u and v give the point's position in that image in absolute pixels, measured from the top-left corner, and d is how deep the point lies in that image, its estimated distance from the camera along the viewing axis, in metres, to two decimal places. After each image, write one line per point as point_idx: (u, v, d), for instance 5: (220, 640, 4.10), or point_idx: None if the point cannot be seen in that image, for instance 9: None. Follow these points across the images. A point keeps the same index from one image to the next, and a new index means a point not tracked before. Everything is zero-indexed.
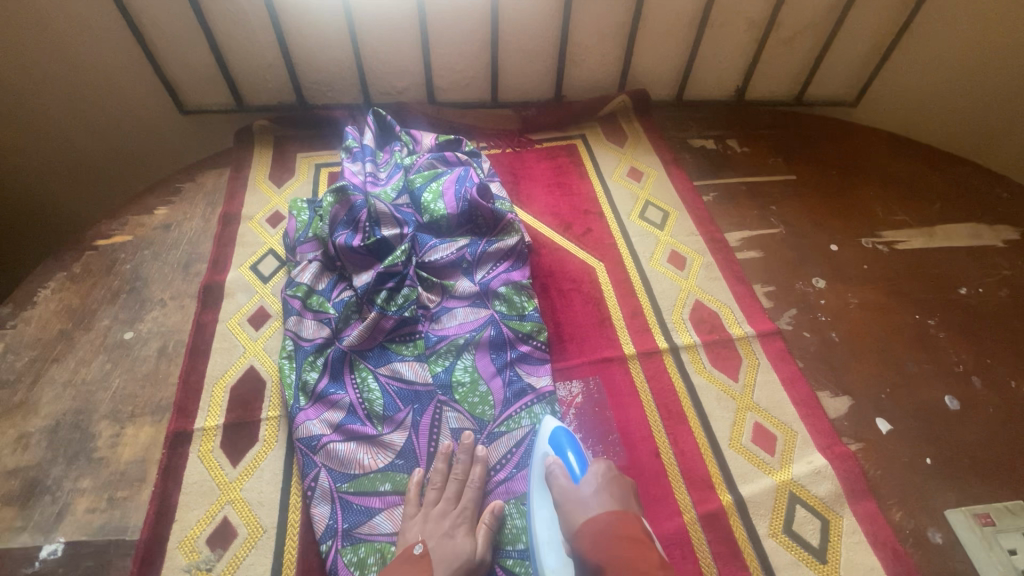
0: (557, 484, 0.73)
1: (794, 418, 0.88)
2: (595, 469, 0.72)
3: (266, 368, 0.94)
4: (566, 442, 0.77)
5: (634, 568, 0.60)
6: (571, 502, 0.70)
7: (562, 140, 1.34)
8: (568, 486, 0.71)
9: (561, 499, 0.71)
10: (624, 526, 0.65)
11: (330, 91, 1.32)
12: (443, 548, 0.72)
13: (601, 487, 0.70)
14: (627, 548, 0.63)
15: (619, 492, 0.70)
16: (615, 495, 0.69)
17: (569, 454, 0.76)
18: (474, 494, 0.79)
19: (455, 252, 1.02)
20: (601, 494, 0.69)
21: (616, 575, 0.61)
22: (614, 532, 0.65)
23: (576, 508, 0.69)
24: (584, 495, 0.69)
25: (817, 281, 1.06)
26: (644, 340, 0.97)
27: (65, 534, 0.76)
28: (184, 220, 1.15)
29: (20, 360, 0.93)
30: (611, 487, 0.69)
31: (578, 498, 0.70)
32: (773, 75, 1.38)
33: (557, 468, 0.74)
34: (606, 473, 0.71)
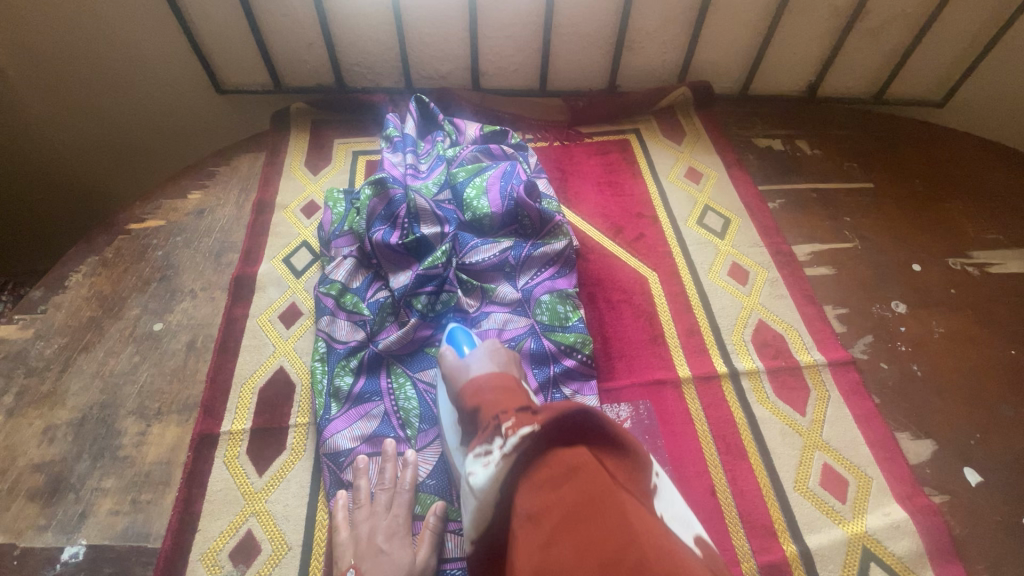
0: (447, 362, 0.77)
1: (869, 462, 0.79)
2: (483, 345, 0.76)
3: (296, 370, 0.89)
4: (462, 339, 0.81)
5: (499, 402, 0.62)
6: (456, 371, 0.74)
7: (614, 133, 1.24)
8: (455, 361, 0.75)
9: (450, 370, 0.75)
10: (500, 378, 0.67)
11: (371, 74, 1.25)
12: (378, 565, 0.68)
13: (485, 355, 0.74)
14: (500, 392, 0.64)
15: (501, 359, 0.73)
16: (496, 360, 0.73)
17: (463, 344, 0.80)
18: (408, 501, 0.75)
19: (498, 254, 0.95)
20: (484, 358, 0.73)
21: (484, 407, 0.62)
22: (490, 382, 0.66)
23: (462, 372, 0.73)
24: (468, 361, 0.74)
25: (897, 304, 0.95)
26: (701, 362, 0.89)
27: (86, 537, 0.73)
28: (217, 206, 1.10)
29: (50, 347, 0.91)
30: (494, 355, 0.73)
31: (462, 365, 0.74)
32: (852, 70, 1.25)
33: (447, 353, 0.78)
34: (490, 348, 0.75)
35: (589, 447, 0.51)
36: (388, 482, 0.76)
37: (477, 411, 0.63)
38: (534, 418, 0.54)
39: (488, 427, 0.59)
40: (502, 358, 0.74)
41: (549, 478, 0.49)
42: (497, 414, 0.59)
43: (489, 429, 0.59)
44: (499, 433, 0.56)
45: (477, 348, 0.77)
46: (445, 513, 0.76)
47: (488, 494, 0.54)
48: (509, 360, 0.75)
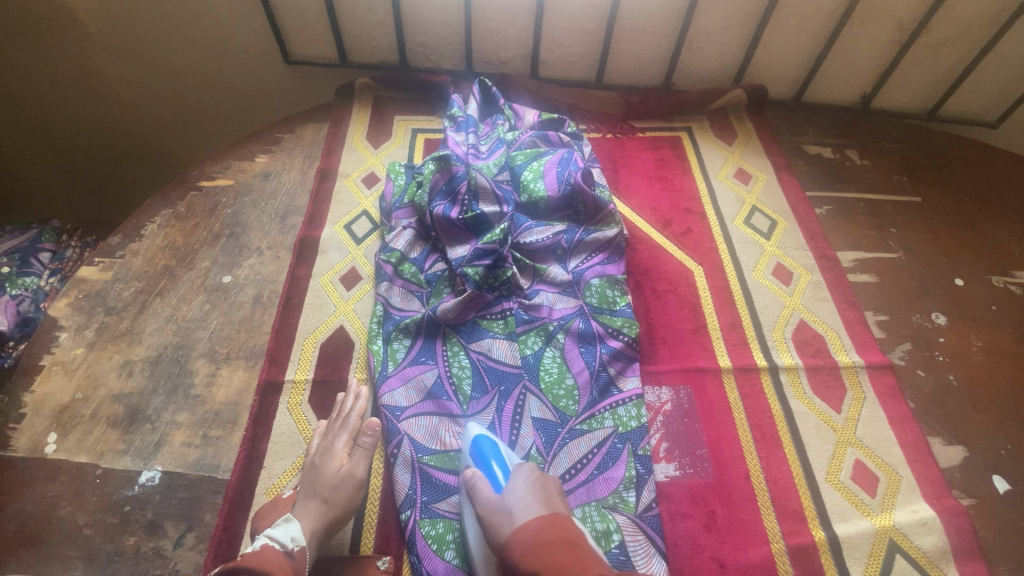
0: (480, 500, 0.67)
1: (901, 461, 0.82)
2: (519, 475, 0.69)
3: (355, 329, 0.95)
4: (489, 452, 0.74)
5: (569, 569, 0.57)
6: (498, 514, 0.65)
7: (666, 130, 1.27)
8: (493, 500, 0.67)
9: (487, 512, 0.66)
10: (552, 529, 0.62)
11: (434, 55, 1.29)
12: (309, 476, 0.76)
13: (526, 491, 0.67)
14: (558, 548, 0.60)
15: (544, 494, 0.67)
16: (540, 496, 0.67)
17: (493, 466, 0.72)
18: (351, 425, 0.81)
19: (552, 236, 1.00)
20: (526, 498, 0.66)
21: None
22: (546, 537, 0.61)
23: (504, 519, 0.65)
24: (508, 501, 0.66)
25: (937, 316, 0.98)
26: (742, 355, 0.92)
27: (161, 464, 0.79)
28: (283, 170, 1.16)
29: (128, 290, 0.97)
30: (535, 492, 0.66)
31: (501, 507, 0.66)
32: (907, 85, 1.27)
33: (478, 481, 0.70)
34: (529, 477, 0.69)
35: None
36: (338, 412, 0.83)
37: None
38: None
39: None
40: (548, 499, 0.67)
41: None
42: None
43: None
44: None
45: (512, 476, 0.70)
46: None
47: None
48: (551, 491, 0.69)
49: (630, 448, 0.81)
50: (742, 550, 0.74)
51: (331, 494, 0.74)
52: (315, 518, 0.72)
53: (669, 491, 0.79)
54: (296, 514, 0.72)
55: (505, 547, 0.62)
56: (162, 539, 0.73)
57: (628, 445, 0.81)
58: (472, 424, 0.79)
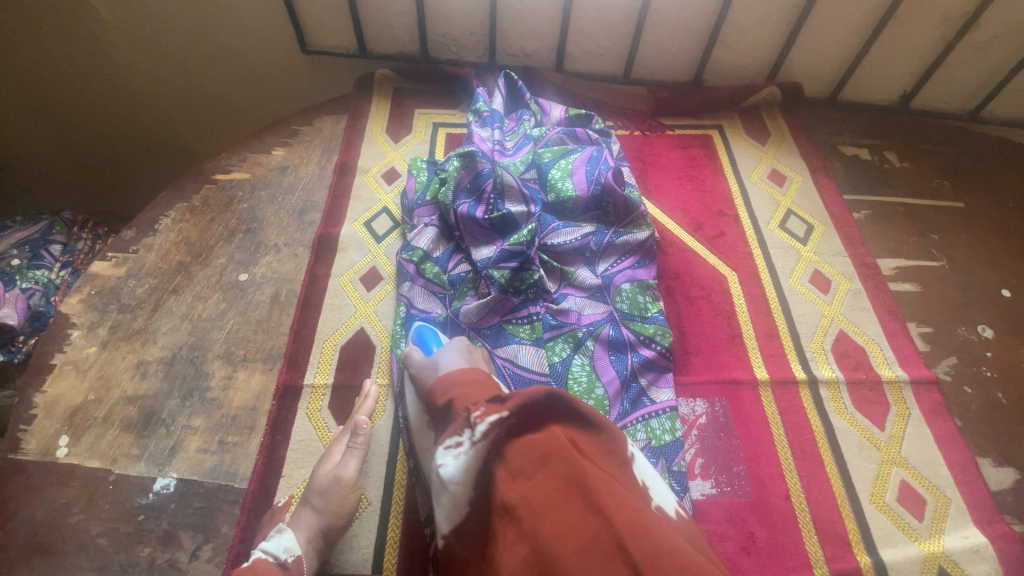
0: (413, 363, 0.76)
1: (948, 483, 0.78)
2: (450, 342, 0.77)
3: (376, 332, 0.91)
4: (429, 336, 0.84)
5: (471, 390, 0.63)
6: (427, 369, 0.73)
7: (697, 128, 1.22)
8: (423, 360, 0.75)
9: (419, 369, 0.74)
10: (468, 370, 0.68)
11: (456, 46, 1.24)
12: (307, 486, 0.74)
13: (453, 351, 0.74)
14: (468, 382, 0.65)
15: (468, 355, 0.74)
16: (466, 356, 0.74)
17: (432, 346, 0.82)
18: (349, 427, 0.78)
19: (580, 238, 0.95)
20: (452, 355, 0.73)
21: (455, 400, 0.63)
22: (460, 375, 0.67)
23: (432, 370, 0.72)
24: (437, 357, 0.73)
25: (984, 329, 0.93)
26: (779, 367, 0.88)
27: (177, 471, 0.76)
28: (300, 164, 1.12)
29: (141, 287, 0.93)
30: (460, 350, 0.74)
31: (431, 363, 0.73)
32: (951, 85, 1.21)
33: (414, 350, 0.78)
34: (459, 343, 0.76)
35: (563, 429, 0.56)
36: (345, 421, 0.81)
37: (447, 407, 0.64)
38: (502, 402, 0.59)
39: (459, 415, 0.60)
40: (470, 356, 0.75)
41: (521, 464, 0.53)
42: (468, 405, 0.60)
43: (460, 418, 0.60)
44: (469, 424, 0.58)
45: (445, 346, 0.77)
46: None
47: (461, 485, 0.57)
48: (480, 359, 0.76)
49: (664, 463, 0.77)
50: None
51: (319, 501, 0.71)
52: (310, 527, 0.69)
53: (705, 510, 0.75)
54: (289, 525, 0.70)
55: (431, 388, 0.69)
56: (178, 551, 0.70)
57: (662, 461, 0.77)
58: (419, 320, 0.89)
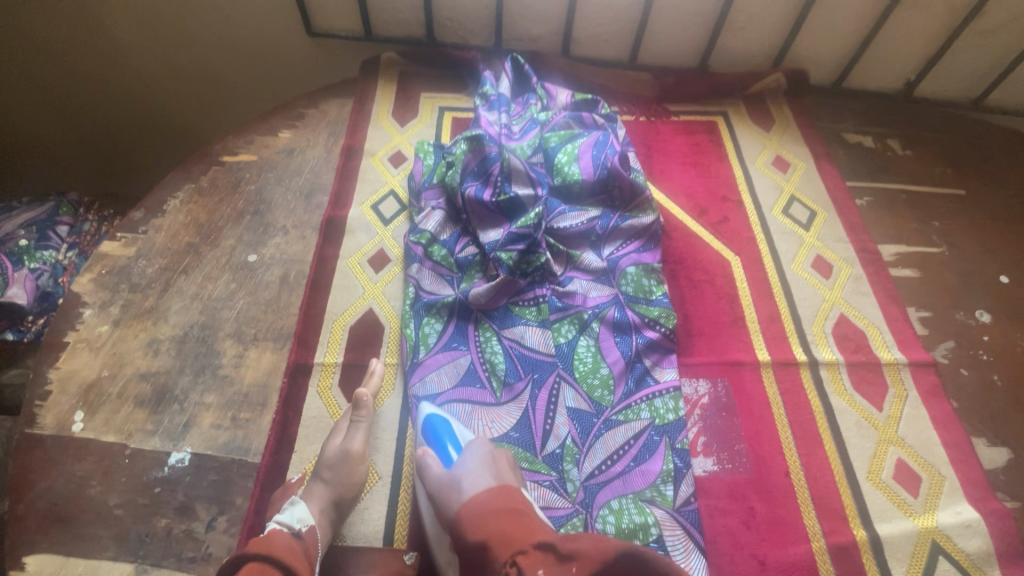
0: (432, 477, 0.69)
1: (944, 462, 0.80)
2: (471, 450, 0.69)
3: (384, 313, 0.93)
4: (443, 432, 0.74)
5: (508, 532, 0.56)
6: (449, 488, 0.66)
7: (702, 115, 1.23)
8: (443, 475, 0.68)
9: (439, 488, 0.67)
10: (500, 498, 0.62)
11: (462, 30, 1.24)
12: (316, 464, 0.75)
13: (475, 464, 0.67)
14: (501, 516, 0.59)
15: (493, 468, 0.67)
16: (489, 468, 0.67)
17: (447, 446, 0.72)
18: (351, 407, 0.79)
19: (586, 222, 0.97)
20: (475, 470, 0.66)
21: (493, 543, 0.56)
22: (493, 507, 0.60)
23: (454, 492, 0.65)
24: (458, 474, 0.67)
25: (982, 314, 0.95)
26: (781, 349, 0.90)
27: (191, 445, 0.78)
28: (307, 147, 1.12)
29: (152, 267, 0.94)
30: (485, 463, 0.67)
31: (452, 481, 0.66)
32: (954, 73, 1.22)
33: (430, 458, 0.70)
34: (482, 452, 0.69)
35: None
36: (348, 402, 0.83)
37: (478, 549, 0.56)
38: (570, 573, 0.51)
39: (502, 574, 0.51)
40: (495, 469, 0.68)
41: None
42: (512, 555, 0.52)
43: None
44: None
45: (464, 453, 0.70)
46: (530, 465, 0.77)
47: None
48: (504, 465, 0.69)
49: (667, 440, 0.79)
50: (782, 548, 0.73)
51: (330, 474, 0.73)
52: (322, 499, 0.71)
53: (707, 486, 0.77)
54: (301, 498, 0.70)
55: (456, 518, 0.62)
56: (194, 522, 0.72)
57: (665, 438, 0.79)
58: (427, 403, 0.80)
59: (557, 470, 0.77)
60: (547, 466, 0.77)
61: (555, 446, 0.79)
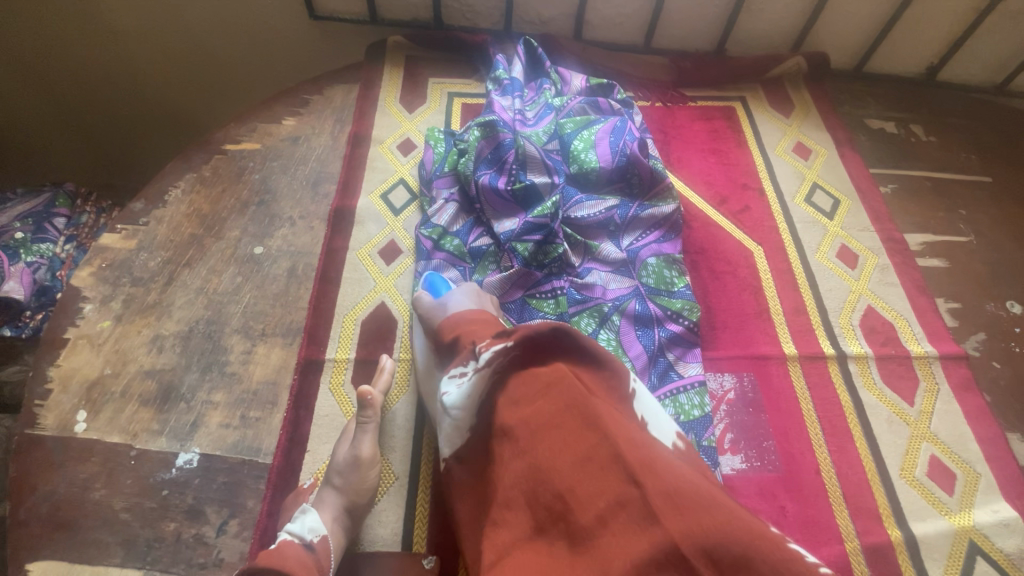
0: (423, 305, 0.77)
1: (979, 458, 0.78)
2: (460, 286, 0.77)
3: (397, 306, 0.89)
4: (439, 284, 0.83)
5: (477, 326, 0.63)
6: (435, 310, 0.74)
7: (719, 100, 1.19)
8: (431, 301, 0.76)
9: (427, 312, 0.75)
10: (477, 312, 0.69)
11: (471, 12, 1.20)
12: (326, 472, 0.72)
13: (462, 294, 0.75)
14: (477, 320, 0.66)
15: (477, 299, 0.75)
16: (473, 299, 0.74)
17: (441, 290, 0.82)
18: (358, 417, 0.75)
19: (604, 211, 0.93)
20: (460, 297, 0.74)
21: (463, 336, 0.63)
22: (467, 314, 0.68)
23: (440, 312, 0.73)
24: (445, 300, 0.74)
25: (1013, 305, 0.92)
26: (807, 342, 0.87)
27: (199, 446, 0.75)
28: (312, 135, 1.08)
29: (154, 260, 0.91)
30: (468, 295, 0.74)
31: (439, 305, 0.74)
32: (980, 56, 1.18)
33: (422, 296, 0.79)
34: (468, 288, 0.76)
35: (565, 363, 0.52)
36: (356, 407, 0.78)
37: (452, 342, 0.64)
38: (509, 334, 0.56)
39: (466, 348, 0.59)
40: (480, 299, 0.75)
41: (522, 393, 0.52)
42: (474, 339, 0.60)
43: (466, 351, 0.59)
44: (474, 354, 0.56)
45: (454, 289, 0.77)
46: None
47: (464, 410, 0.57)
48: (488, 302, 0.77)
49: (694, 438, 0.76)
50: (815, 549, 0.71)
51: (343, 482, 0.69)
52: (334, 506, 0.68)
53: (736, 485, 0.75)
54: (312, 505, 0.67)
55: (438, 327, 0.70)
56: (204, 526, 0.69)
57: (692, 436, 0.76)
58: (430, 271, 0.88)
59: None
60: None
61: None
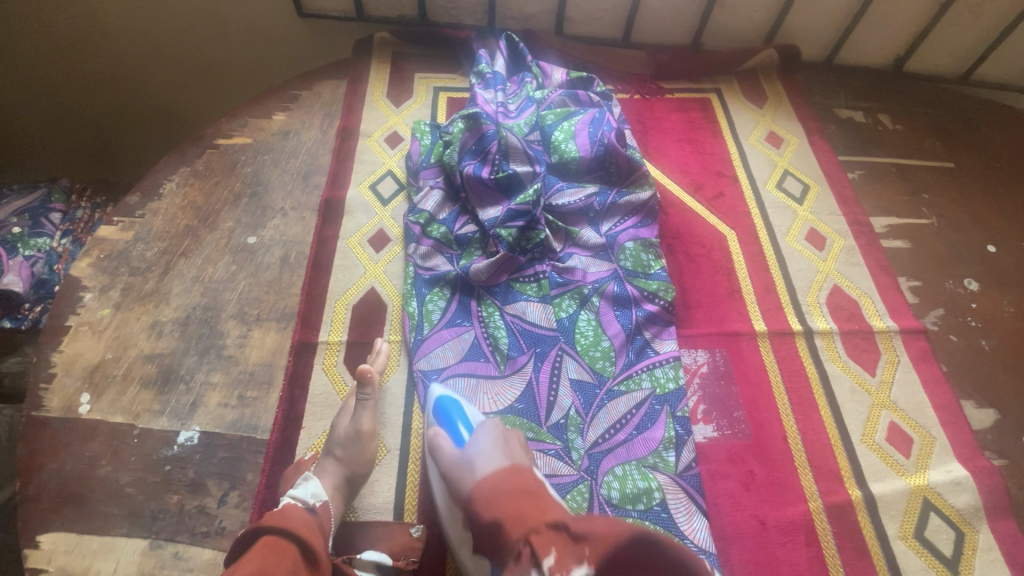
0: (444, 456, 0.69)
1: (934, 423, 0.83)
2: (482, 429, 0.68)
3: (386, 291, 0.93)
4: (455, 414, 0.74)
5: (521, 512, 0.55)
6: (461, 468, 0.65)
7: (696, 92, 1.23)
8: (454, 455, 0.68)
9: (451, 468, 0.67)
10: (512, 477, 0.60)
11: (455, 9, 1.23)
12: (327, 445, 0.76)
13: (488, 444, 0.66)
14: (515, 494, 0.58)
15: (505, 446, 0.66)
16: (501, 448, 0.65)
17: (459, 425, 0.73)
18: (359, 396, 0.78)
19: (584, 198, 0.98)
20: (487, 452, 0.65)
21: (507, 521, 0.55)
22: (505, 485, 0.59)
23: (466, 472, 0.64)
24: (470, 454, 0.66)
25: (970, 282, 0.98)
26: (776, 319, 0.92)
27: (199, 424, 0.78)
28: (302, 129, 1.11)
29: (151, 250, 0.94)
30: (497, 445, 0.65)
31: (465, 461, 0.65)
32: (943, 47, 1.23)
33: (441, 439, 0.70)
34: (493, 432, 0.67)
35: None
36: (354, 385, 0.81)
37: (492, 524, 0.56)
38: (574, 544, 0.52)
39: (518, 555, 0.52)
40: (506, 444, 0.66)
41: None
42: (527, 535, 0.53)
43: (519, 560, 0.51)
44: (539, 571, 0.49)
45: (474, 432, 0.69)
46: (536, 434, 0.78)
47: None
48: (517, 443, 0.67)
49: (668, 409, 0.81)
50: (781, 508, 0.76)
51: (342, 453, 0.74)
52: (334, 476, 0.72)
53: (707, 452, 0.80)
54: (315, 474, 0.71)
55: (469, 500, 0.61)
56: (206, 498, 0.73)
57: (666, 407, 0.81)
58: (437, 385, 0.80)
59: (562, 439, 0.78)
60: (552, 435, 0.79)
61: (558, 417, 0.80)
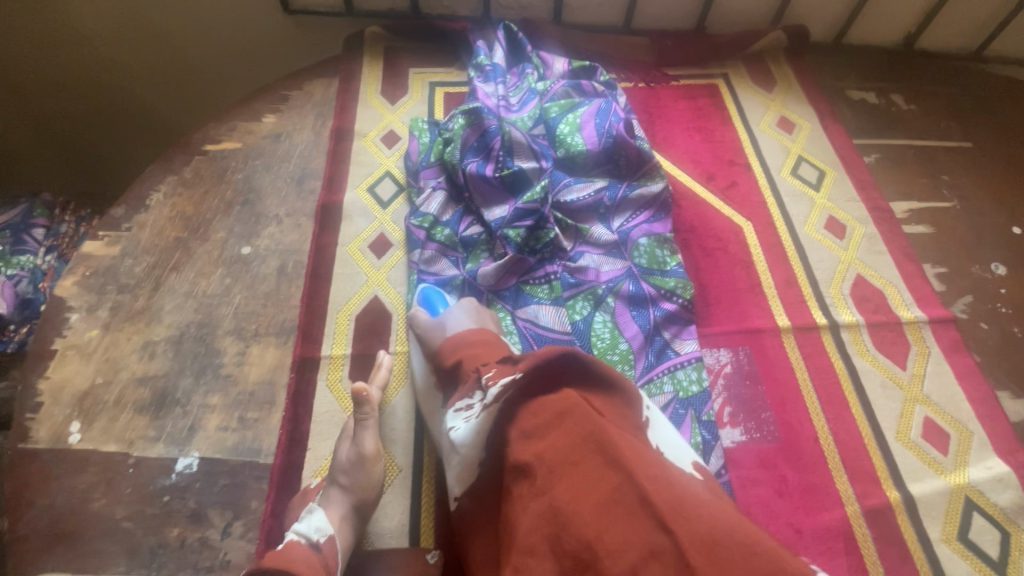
0: (420, 324, 0.77)
1: (971, 417, 0.79)
2: (456, 302, 0.78)
3: (390, 299, 0.89)
4: (433, 298, 0.83)
5: (481, 351, 0.65)
6: (433, 329, 0.75)
7: (702, 77, 1.18)
8: (429, 320, 0.76)
9: (425, 331, 0.76)
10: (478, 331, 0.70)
11: (449, 0, 1.18)
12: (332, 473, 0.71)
13: (460, 312, 0.76)
14: (476, 342, 0.67)
15: (475, 316, 0.76)
16: (472, 316, 0.75)
17: (437, 307, 0.81)
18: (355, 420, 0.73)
19: (593, 194, 0.93)
20: (459, 316, 0.75)
21: (467, 359, 0.65)
22: (468, 335, 0.69)
23: (439, 332, 0.74)
24: (443, 318, 0.75)
25: (997, 266, 0.94)
26: (799, 313, 0.88)
27: (198, 450, 0.74)
28: (294, 131, 1.06)
29: (139, 265, 0.89)
30: (466, 313, 0.75)
31: (437, 324, 0.75)
32: (956, 23, 1.19)
33: (419, 312, 0.79)
34: (465, 304, 0.77)
35: (575, 390, 0.54)
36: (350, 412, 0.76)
37: (455, 365, 0.66)
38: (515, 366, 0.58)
39: (471, 378, 0.62)
40: (477, 315, 0.76)
41: (535, 424, 0.53)
42: (479, 367, 0.62)
43: (471, 381, 0.61)
44: (480, 386, 0.59)
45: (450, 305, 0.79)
46: None
47: (477, 444, 0.57)
48: (486, 318, 0.78)
49: (693, 414, 0.77)
50: (817, 515, 0.72)
51: (347, 480, 0.69)
52: (341, 505, 0.68)
53: (736, 457, 0.76)
54: (319, 505, 0.66)
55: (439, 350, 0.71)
56: (209, 529, 0.69)
57: (691, 411, 0.77)
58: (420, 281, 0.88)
59: None
60: None
61: None
